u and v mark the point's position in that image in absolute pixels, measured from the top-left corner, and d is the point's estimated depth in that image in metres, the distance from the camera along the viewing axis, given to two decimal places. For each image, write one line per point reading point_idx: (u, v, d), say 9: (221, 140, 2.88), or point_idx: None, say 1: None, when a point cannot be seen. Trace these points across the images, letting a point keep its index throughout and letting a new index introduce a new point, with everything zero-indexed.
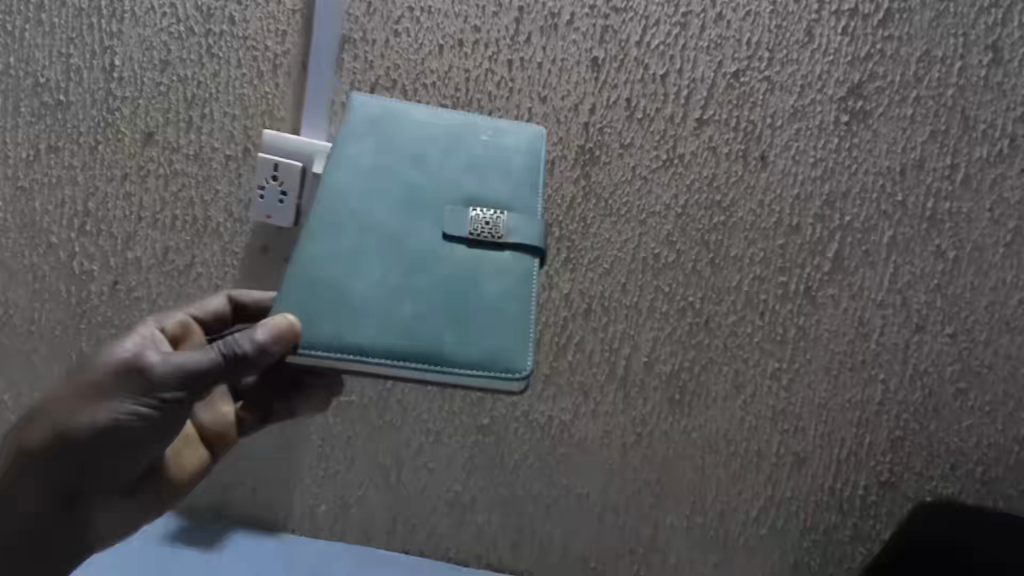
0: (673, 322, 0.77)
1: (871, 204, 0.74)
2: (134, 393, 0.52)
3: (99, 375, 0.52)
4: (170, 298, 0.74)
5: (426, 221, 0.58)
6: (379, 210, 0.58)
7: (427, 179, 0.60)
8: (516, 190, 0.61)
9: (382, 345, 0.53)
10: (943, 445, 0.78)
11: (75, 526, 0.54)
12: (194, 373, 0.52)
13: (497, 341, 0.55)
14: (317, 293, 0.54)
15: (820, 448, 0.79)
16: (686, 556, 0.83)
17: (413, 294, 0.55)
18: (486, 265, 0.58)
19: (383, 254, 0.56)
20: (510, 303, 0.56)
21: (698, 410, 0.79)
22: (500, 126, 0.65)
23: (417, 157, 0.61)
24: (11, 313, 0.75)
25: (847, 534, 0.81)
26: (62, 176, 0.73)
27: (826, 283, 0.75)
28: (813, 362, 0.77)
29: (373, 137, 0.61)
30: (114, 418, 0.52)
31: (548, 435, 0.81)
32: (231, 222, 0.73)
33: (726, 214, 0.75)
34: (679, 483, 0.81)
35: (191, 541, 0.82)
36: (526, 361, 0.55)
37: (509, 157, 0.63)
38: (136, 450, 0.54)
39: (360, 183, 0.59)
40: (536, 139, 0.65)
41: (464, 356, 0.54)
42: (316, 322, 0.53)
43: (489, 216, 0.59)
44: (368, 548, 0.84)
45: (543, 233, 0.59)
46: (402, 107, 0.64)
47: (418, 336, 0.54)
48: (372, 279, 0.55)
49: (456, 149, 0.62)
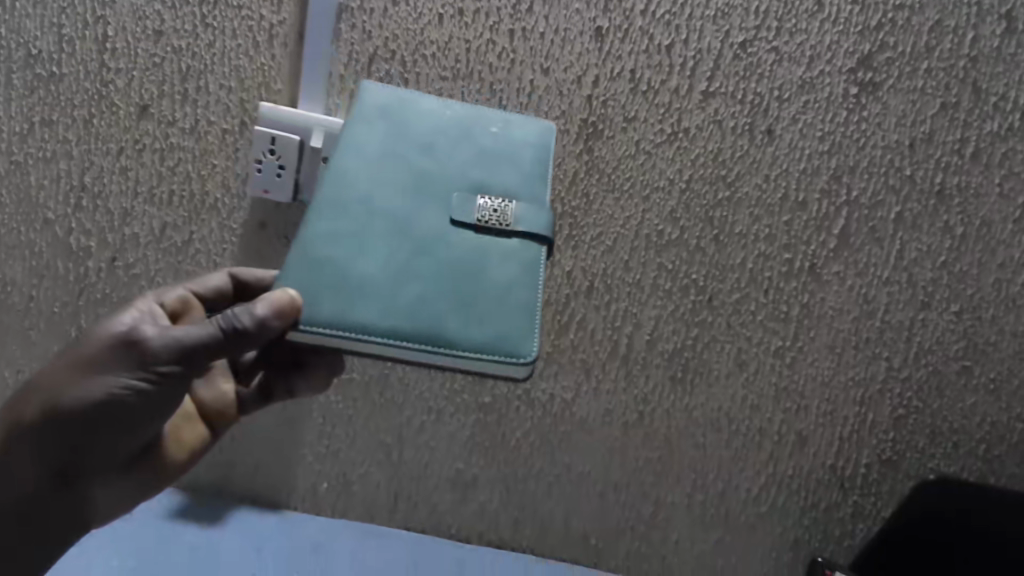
0: (676, 300, 0.77)
1: (879, 178, 0.73)
2: (130, 366, 0.51)
3: (96, 349, 0.52)
4: (169, 275, 0.74)
5: (434, 207, 0.58)
6: (384, 193, 0.57)
7: (435, 167, 0.60)
8: (525, 179, 0.61)
9: (384, 326, 0.52)
10: (946, 423, 0.78)
11: (74, 500, 0.54)
12: (191, 347, 0.51)
13: (501, 327, 0.54)
14: (320, 273, 0.53)
15: (822, 427, 0.79)
16: (687, 533, 0.84)
17: (418, 277, 0.54)
18: (492, 252, 0.57)
19: (388, 238, 0.55)
20: (517, 290, 0.56)
21: (700, 388, 0.79)
22: (510, 117, 0.65)
23: (426, 144, 0.61)
24: (9, 290, 0.75)
25: (848, 512, 0.82)
26: (57, 150, 0.72)
27: (832, 260, 0.74)
28: (817, 340, 0.77)
29: (381, 124, 0.61)
30: (110, 392, 0.52)
31: (549, 413, 0.81)
32: (229, 198, 0.72)
33: (731, 189, 0.73)
34: (680, 461, 0.81)
35: (192, 517, 0.82)
36: (530, 347, 0.54)
37: (519, 147, 0.63)
38: (133, 425, 0.54)
39: (367, 167, 0.58)
40: (546, 132, 0.65)
41: (467, 340, 0.53)
42: (317, 301, 0.52)
43: (497, 204, 0.58)
44: (370, 524, 0.85)
45: (551, 222, 0.59)
46: (411, 94, 0.64)
47: (421, 318, 0.53)
48: (377, 261, 0.54)
49: (465, 138, 0.62)
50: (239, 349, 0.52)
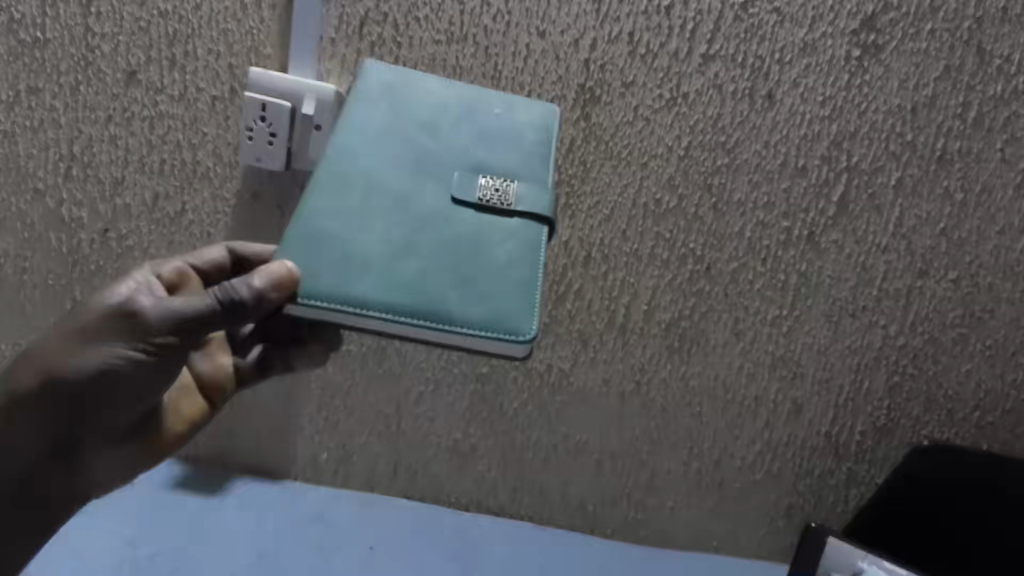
0: (673, 269, 0.76)
1: (880, 144, 0.72)
2: (128, 336, 0.51)
3: (93, 320, 0.51)
4: (163, 246, 0.74)
5: (435, 185, 0.57)
6: (386, 170, 0.57)
7: (438, 146, 0.59)
8: (526, 161, 0.61)
9: (383, 301, 0.52)
10: (941, 390, 0.79)
11: (74, 467, 0.55)
12: (189, 319, 0.51)
13: (502, 304, 0.53)
14: (319, 247, 0.53)
15: (817, 395, 0.80)
16: (683, 500, 0.85)
17: (419, 253, 0.54)
18: (493, 230, 0.57)
19: (389, 213, 0.55)
20: (518, 269, 0.55)
21: (697, 357, 0.79)
22: (513, 100, 0.65)
23: (429, 123, 0.61)
24: (2, 263, 0.74)
25: (842, 478, 0.83)
26: (45, 119, 0.71)
27: (831, 228, 0.74)
28: (814, 309, 0.77)
29: (384, 102, 0.61)
30: (106, 362, 0.51)
31: (547, 383, 0.81)
32: (221, 167, 0.71)
33: (730, 156, 0.72)
34: (677, 430, 0.82)
35: (194, 488, 0.83)
36: (530, 325, 0.53)
37: (521, 130, 0.63)
38: (132, 396, 0.54)
39: (370, 144, 0.58)
40: (549, 116, 0.65)
41: (467, 317, 0.52)
42: (317, 274, 0.52)
43: (499, 184, 0.58)
44: (370, 493, 0.86)
45: (552, 203, 0.59)
46: (414, 74, 0.64)
47: (422, 294, 0.52)
48: (377, 236, 0.54)
49: (468, 119, 0.62)
50: (237, 321, 0.51)
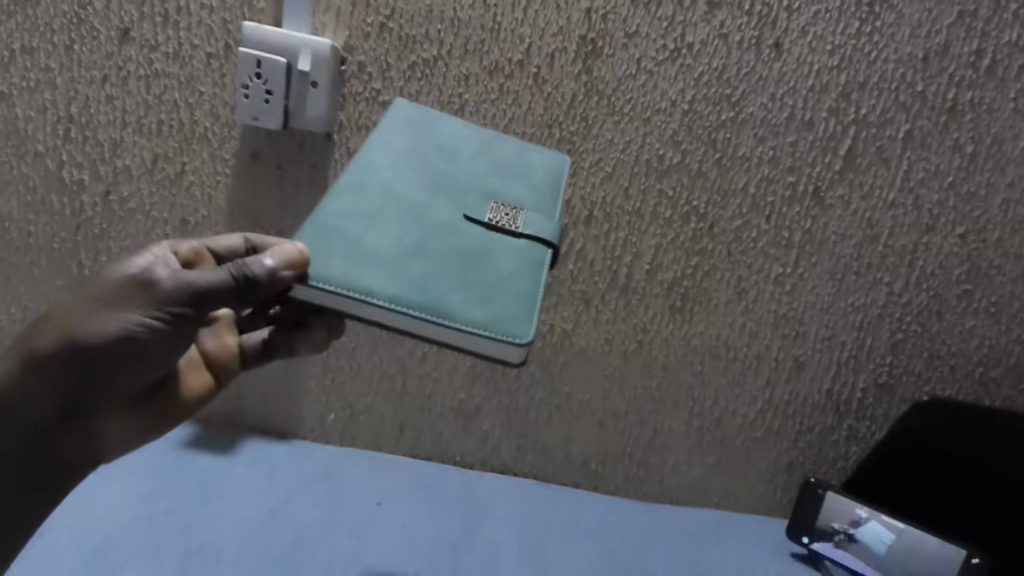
0: (676, 228, 0.76)
1: (889, 95, 0.70)
2: (144, 306, 0.50)
3: (112, 287, 0.51)
4: (165, 208, 0.74)
5: (449, 203, 0.59)
6: (404, 185, 0.58)
7: (455, 173, 0.62)
8: (536, 195, 0.64)
9: (387, 291, 0.50)
10: (944, 347, 0.78)
11: (82, 432, 0.54)
12: (204, 294, 0.51)
13: (504, 308, 0.52)
14: (332, 240, 0.52)
15: (819, 353, 0.80)
16: (684, 458, 0.86)
17: (426, 255, 0.53)
18: (499, 246, 0.57)
19: (402, 219, 0.55)
20: (521, 280, 0.55)
21: (699, 317, 0.79)
22: (526, 146, 0.69)
23: (448, 152, 0.63)
24: (7, 227, 0.75)
25: (843, 435, 0.83)
26: (41, 79, 0.70)
27: (837, 183, 0.73)
28: (818, 267, 0.76)
29: (406, 126, 0.64)
30: (121, 329, 0.50)
31: (549, 343, 0.82)
32: (219, 127, 0.71)
33: (735, 109, 0.71)
34: (678, 389, 0.83)
35: (206, 448, 0.84)
36: (530, 329, 0.51)
37: (533, 169, 0.66)
38: (143, 367, 0.53)
39: (391, 162, 0.60)
40: (559, 161, 0.69)
41: (468, 315, 0.50)
42: (325, 260, 0.51)
43: (509, 209, 0.60)
44: (377, 452, 0.88)
45: (557, 232, 0.61)
46: (437, 114, 0.68)
47: (426, 290, 0.51)
48: (388, 237, 0.54)
49: (483, 152, 0.65)
50: (249, 298, 0.51)
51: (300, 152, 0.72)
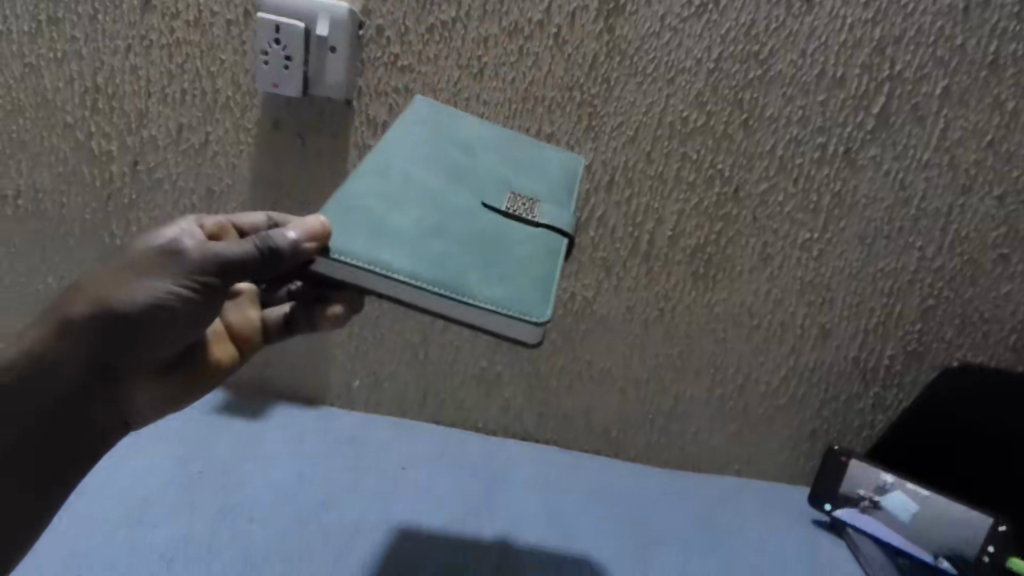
0: (700, 192, 0.74)
1: (926, 49, 0.67)
2: (175, 274, 0.51)
3: (144, 255, 0.52)
4: (190, 178, 0.75)
5: (468, 191, 0.59)
6: (424, 172, 0.59)
7: (473, 162, 0.62)
8: (552, 188, 0.64)
9: (408, 268, 0.50)
10: (978, 313, 0.76)
11: (113, 394, 0.55)
12: (231, 264, 0.51)
13: (521, 290, 0.52)
14: (355, 218, 0.53)
15: (847, 320, 0.79)
16: (706, 425, 0.86)
17: (446, 237, 0.54)
18: (516, 233, 0.57)
19: (422, 204, 0.56)
20: (538, 266, 0.55)
21: (722, 284, 0.78)
22: (542, 144, 0.70)
23: (466, 143, 0.64)
24: (41, 198, 0.77)
25: (869, 402, 0.82)
26: (67, 50, 0.71)
27: (869, 143, 0.71)
28: (847, 232, 0.74)
29: (426, 115, 0.65)
30: (152, 297, 0.51)
31: (570, 311, 0.81)
32: (241, 96, 0.71)
33: (764, 67, 0.69)
34: (701, 357, 0.82)
35: (237, 413, 0.86)
36: (546, 311, 0.51)
37: (549, 164, 0.67)
38: (172, 334, 0.54)
39: (412, 150, 0.61)
40: (575, 161, 0.69)
41: (487, 295, 0.51)
42: (349, 236, 0.51)
43: (526, 199, 0.60)
44: (402, 418, 0.90)
45: (573, 223, 0.61)
46: (455, 109, 0.69)
47: (445, 270, 0.51)
48: (409, 218, 0.54)
49: (500, 146, 0.66)
50: (272, 270, 0.51)
51: (320, 119, 0.72)
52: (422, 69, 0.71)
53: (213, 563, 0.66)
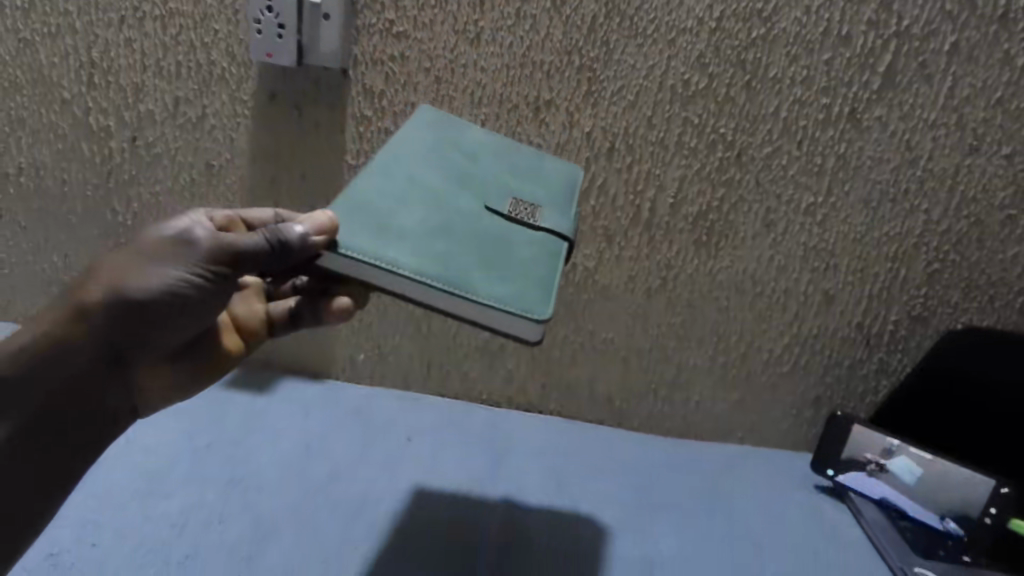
0: (701, 157, 0.74)
1: (934, 5, 0.68)
2: (187, 264, 0.50)
3: (157, 242, 0.50)
4: (188, 152, 0.75)
5: (471, 195, 0.59)
6: (429, 175, 0.59)
7: (477, 168, 0.62)
8: (553, 194, 0.64)
9: (411, 265, 0.50)
10: (984, 277, 0.76)
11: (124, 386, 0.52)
12: (244, 256, 0.50)
13: (522, 290, 0.52)
14: (359, 215, 0.53)
15: (851, 286, 0.78)
16: (709, 394, 0.86)
17: (449, 238, 0.54)
18: (518, 236, 0.57)
19: (426, 205, 0.56)
20: (538, 267, 0.55)
21: (725, 251, 0.78)
22: (543, 155, 0.70)
23: (470, 149, 0.64)
24: (42, 176, 0.78)
25: (873, 368, 0.82)
26: (62, 25, 0.72)
27: (874, 103, 0.71)
28: (851, 195, 0.74)
29: (429, 122, 0.65)
30: (164, 286, 0.49)
31: (572, 282, 0.81)
32: (236, 67, 0.71)
33: (767, 26, 0.69)
34: (704, 325, 0.82)
35: (244, 387, 0.87)
36: (547, 310, 0.51)
37: (549, 172, 0.67)
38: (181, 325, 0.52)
39: (417, 154, 0.61)
40: (575, 173, 0.69)
41: (488, 293, 0.50)
42: (353, 232, 0.51)
43: (528, 204, 0.60)
44: (406, 391, 0.90)
45: (573, 228, 0.61)
46: (459, 118, 0.69)
47: (447, 268, 0.51)
48: (413, 218, 0.54)
49: (503, 154, 0.66)
50: (283, 265, 0.50)
51: (316, 89, 0.72)
52: (418, 35, 0.71)
53: (226, 528, 0.66)
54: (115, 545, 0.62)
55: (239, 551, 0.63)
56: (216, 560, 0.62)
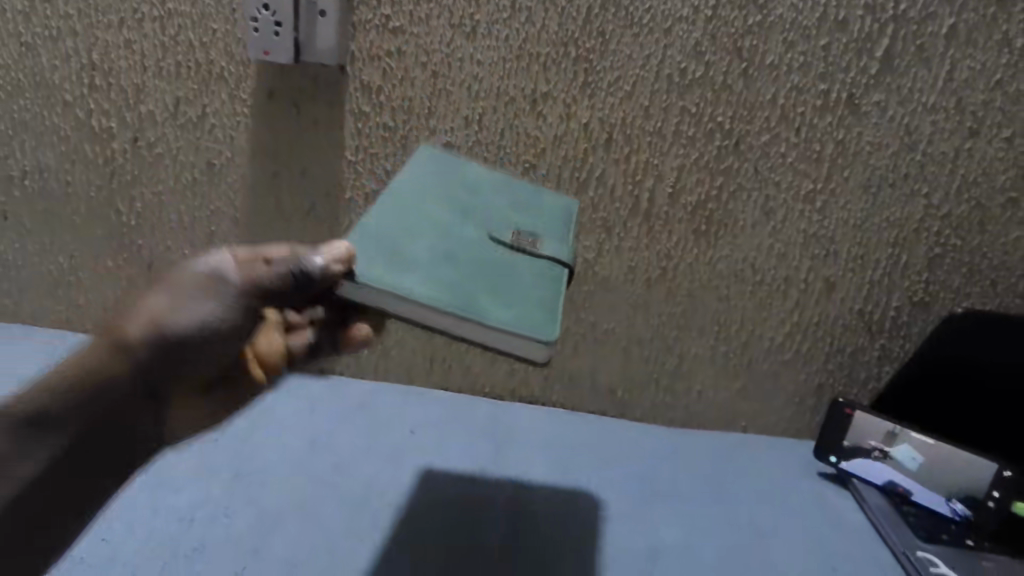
0: (700, 146, 0.74)
1: None
2: (217, 295, 0.47)
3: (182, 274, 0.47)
4: (189, 152, 0.76)
5: (474, 226, 0.60)
6: (433, 207, 0.60)
7: (477, 202, 0.64)
8: (550, 224, 0.65)
9: (419, 289, 0.49)
10: (987, 261, 0.77)
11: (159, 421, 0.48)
12: (269, 286, 0.48)
13: (529, 313, 0.51)
14: (366, 243, 0.52)
15: (851, 273, 0.79)
16: (711, 382, 0.86)
17: (455, 264, 0.53)
18: (521, 266, 0.57)
19: (432, 235, 0.56)
20: (543, 293, 0.54)
21: (724, 241, 0.78)
22: (539, 189, 0.71)
23: (470, 185, 0.65)
24: (46, 178, 0.79)
25: (875, 355, 0.82)
26: (61, 27, 0.73)
27: (872, 88, 0.71)
28: (850, 181, 0.75)
29: (431, 164, 0.67)
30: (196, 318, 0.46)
31: (572, 274, 0.81)
32: (234, 66, 0.72)
33: (764, 13, 0.69)
34: (704, 315, 0.82)
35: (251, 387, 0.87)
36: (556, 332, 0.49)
37: (546, 208, 0.68)
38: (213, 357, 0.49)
39: (419, 190, 0.62)
40: (570, 208, 0.70)
41: (498, 315, 0.49)
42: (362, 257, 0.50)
43: (529, 236, 0.61)
44: (410, 385, 0.91)
45: (573, 254, 0.62)
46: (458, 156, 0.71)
47: (455, 291, 0.50)
48: (418, 246, 0.54)
49: (500, 190, 0.67)
50: (308, 292, 0.48)
51: (314, 86, 0.73)
52: (414, 30, 0.71)
53: (232, 522, 0.67)
54: (123, 538, 0.63)
55: (245, 543, 0.64)
56: (223, 553, 0.63)
